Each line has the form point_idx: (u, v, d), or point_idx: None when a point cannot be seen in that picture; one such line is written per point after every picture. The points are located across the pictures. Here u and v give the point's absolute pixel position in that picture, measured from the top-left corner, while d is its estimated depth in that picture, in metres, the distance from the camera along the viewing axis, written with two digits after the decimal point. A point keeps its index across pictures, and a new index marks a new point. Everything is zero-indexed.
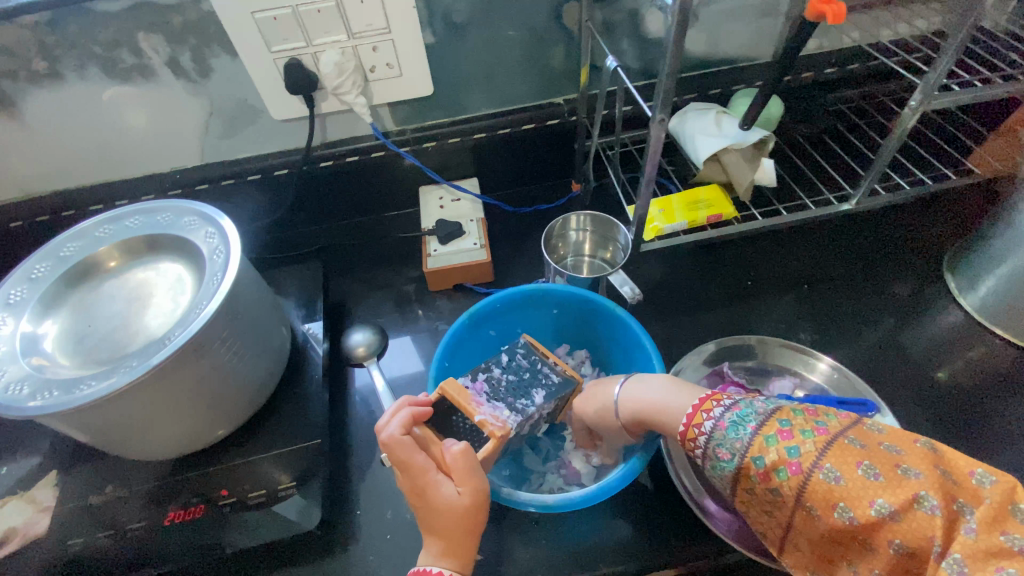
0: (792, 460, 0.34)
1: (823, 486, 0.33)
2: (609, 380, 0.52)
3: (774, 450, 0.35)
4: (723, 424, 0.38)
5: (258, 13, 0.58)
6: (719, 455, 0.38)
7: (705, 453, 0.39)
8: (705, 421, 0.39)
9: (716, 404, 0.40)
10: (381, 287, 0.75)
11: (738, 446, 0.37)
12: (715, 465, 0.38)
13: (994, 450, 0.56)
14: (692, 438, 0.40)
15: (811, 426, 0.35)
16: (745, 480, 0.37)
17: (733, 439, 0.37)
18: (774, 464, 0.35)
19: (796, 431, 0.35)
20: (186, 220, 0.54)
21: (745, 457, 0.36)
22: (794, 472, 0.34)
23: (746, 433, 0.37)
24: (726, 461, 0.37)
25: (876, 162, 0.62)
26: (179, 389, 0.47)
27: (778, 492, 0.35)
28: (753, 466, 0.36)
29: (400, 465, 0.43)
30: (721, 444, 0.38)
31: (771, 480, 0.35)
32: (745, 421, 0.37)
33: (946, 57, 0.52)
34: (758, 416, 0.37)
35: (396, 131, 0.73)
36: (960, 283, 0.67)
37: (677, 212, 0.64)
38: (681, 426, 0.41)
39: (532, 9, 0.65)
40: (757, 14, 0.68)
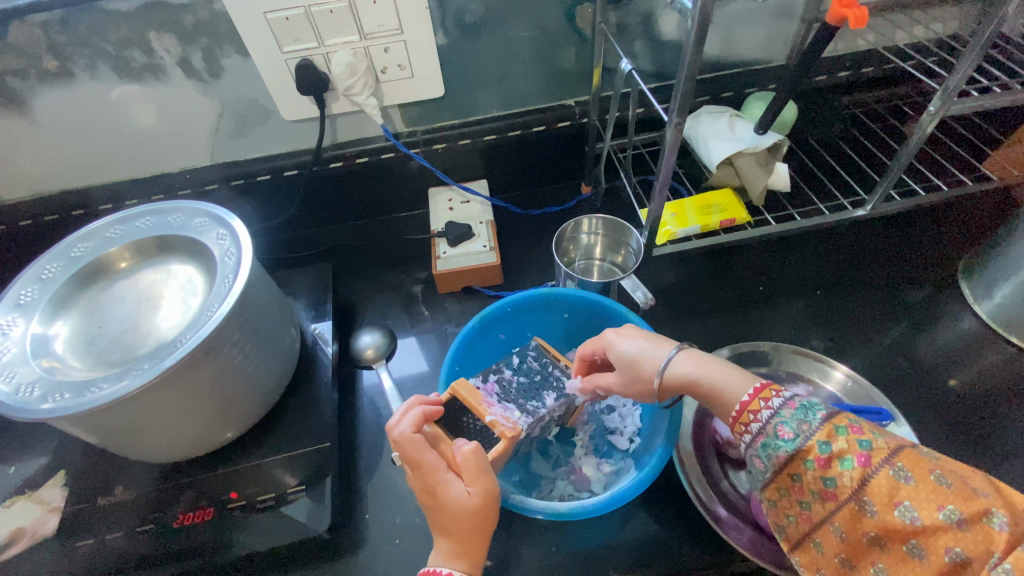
0: (862, 452, 0.35)
1: (889, 481, 0.33)
2: (650, 339, 0.47)
3: (843, 440, 0.35)
4: (794, 405, 0.38)
5: (270, 13, 0.57)
6: (780, 433, 0.37)
7: (761, 433, 0.38)
8: (773, 398, 0.39)
9: (776, 393, 0.39)
10: (390, 288, 0.75)
11: (805, 427, 0.36)
12: (770, 444, 0.37)
13: (1010, 461, 0.55)
14: (751, 412, 0.39)
15: (879, 430, 0.36)
16: (796, 464, 0.36)
17: (801, 420, 0.37)
18: (840, 452, 0.35)
19: (866, 429, 0.36)
20: (197, 221, 0.53)
21: (811, 440, 0.36)
22: (861, 463, 0.34)
23: (816, 419, 0.37)
24: (785, 440, 0.37)
25: (891, 169, 0.61)
26: (189, 392, 0.47)
27: (834, 480, 0.35)
28: (815, 450, 0.36)
29: (410, 463, 0.42)
30: (786, 423, 0.37)
31: (830, 468, 0.35)
32: (815, 409, 0.37)
33: (967, 62, 0.51)
34: (827, 408, 0.37)
35: (406, 133, 0.73)
36: (975, 290, 0.66)
37: (690, 216, 0.64)
38: (738, 405, 0.40)
39: (544, 10, 0.64)
40: (772, 16, 0.68)
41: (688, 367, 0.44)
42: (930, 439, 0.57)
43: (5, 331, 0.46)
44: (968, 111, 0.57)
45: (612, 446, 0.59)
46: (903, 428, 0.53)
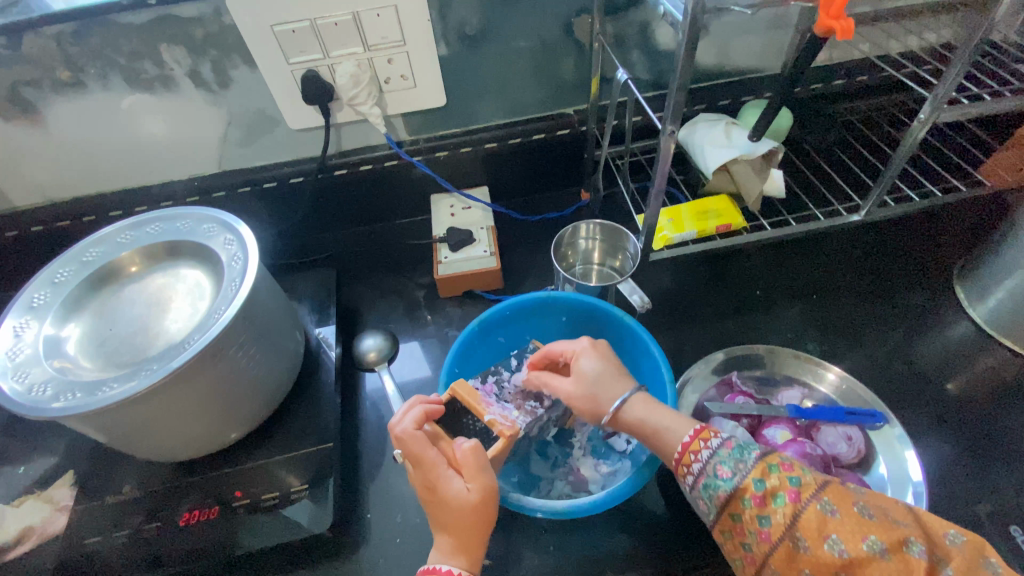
0: (792, 488, 0.36)
1: (817, 516, 0.35)
2: (613, 373, 0.48)
3: (775, 477, 0.37)
4: (730, 444, 0.40)
5: (277, 26, 0.59)
6: (718, 472, 0.39)
7: (702, 472, 0.40)
8: (712, 439, 0.41)
9: (714, 435, 0.41)
10: (392, 293, 0.76)
11: (741, 466, 0.38)
12: (711, 483, 0.39)
13: (1003, 463, 0.56)
14: (692, 452, 0.41)
15: (807, 467, 0.38)
16: (735, 504, 0.38)
17: (737, 459, 0.39)
18: (773, 489, 0.37)
19: (796, 466, 0.38)
20: (205, 226, 0.55)
21: (746, 478, 0.38)
22: (792, 500, 0.36)
23: (750, 457, 0.39)
24: (724, 479, 0.38)
25: (885, 174, 0.62)
26: (197, 392, 0.48)
27: (768, 519, 0.36)
28: (751, 488, 0.37)
29: (412, 459, 0.43)
30: (724, 462, 0.39)
31: (765, 506, 0.36)
32: (750, 449, 0.39)
33: (956, 70, 0.53)
34: (759, 448, 0.39)
35: (409, 141, 0.74)
36: (970, 295, 0.67)
37: (686, 221, 0.65)
38: (680, 446, 0.42)
39: (543, 22, 0.66)
40: (766, 27, 0.69)
41: (636, 410, 0.46)
42: (925, 442, 0.58)
43: (19, 333, 0.48)
44: (959, 118, 0.58)
45: (610, 447, 0.59)
46: (897, 430, 0.54)
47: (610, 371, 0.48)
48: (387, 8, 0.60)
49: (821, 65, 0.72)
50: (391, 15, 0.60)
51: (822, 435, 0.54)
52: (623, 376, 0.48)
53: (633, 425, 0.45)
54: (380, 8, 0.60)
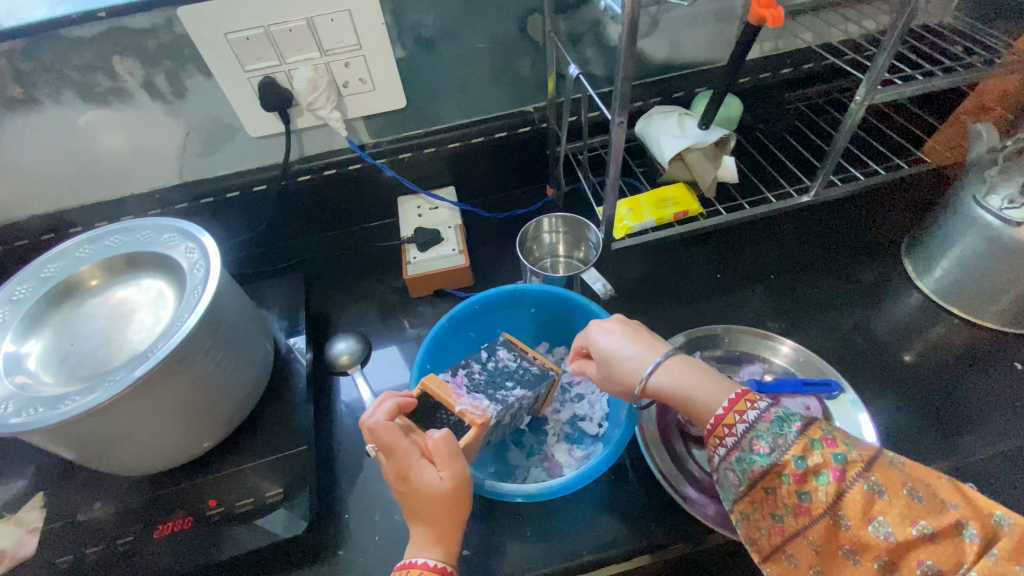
0: (836, 466, 0.37)
1: (863, 496, 0.36)
2: (641, 343, 0.49)
3: (818, 454, 0.37)
4: (769, 417, 0.39)
5: (230, 34, 0.60)
6: (756, 447, 0.39)
7: (737, 446, 0.40)
8: (748, 411, 0.40)
9: (750, 407, 0.41)
10: (364, 296, 0.77)
11: (781, 441, 0.38)
12: (745, 458, 0.39)
13: (955, 424, 0.59)
14: (727, 425, 0.41)
15: (852, 441, 0.38)
16: (771, 478, 0.38)
17: (777, 433, 0.38)
18: (816, 466, 0.37)
19: (839, 441, 0.38)
20: (166, 236, 0.55)
21: (786, 455, 0.38)
22: (836, 479, 0.37)
23: (791, 432, 0.38)
24: (761, 454, 0.38)
25: (830, 153, 0.64)
26: (164, 401, 0.48)
27: (809, 495, 0.37)
28: (791, 465, 0.38)
29: (384, 449, 0.44)
30: (762, 437, 0.39)
31: (805, 483, 0.37)
32: (790, 421, 0.39)
33: (885, 53, 0.55)
34: (802, 418, 0.39)
35: (371, 144, 0.75)
36: (916, 266, 0.71)
37: (645, 210, 0.67)
38: (719, 411, 0.42)
39: (497, 22, 0.67)
40: (713, 19, 0.72)
41: (663, 377, 0.46)
42: (881, 410, 0.61)
43: None
44: (893, 99, 0.61)
45: (583, 432, 0.60)
46: (850, 396, 0.56)
47: (637, 343, 0.49)
48: (341, 13, 0.61)
49: (768, 54, 0.74)
50: (346, 20, 0.61)
51: (784, 408, 0.56)
52: (650, 345, 0.49)
53: (662, 391, 0.46)
54: (334, 13, 0.60)
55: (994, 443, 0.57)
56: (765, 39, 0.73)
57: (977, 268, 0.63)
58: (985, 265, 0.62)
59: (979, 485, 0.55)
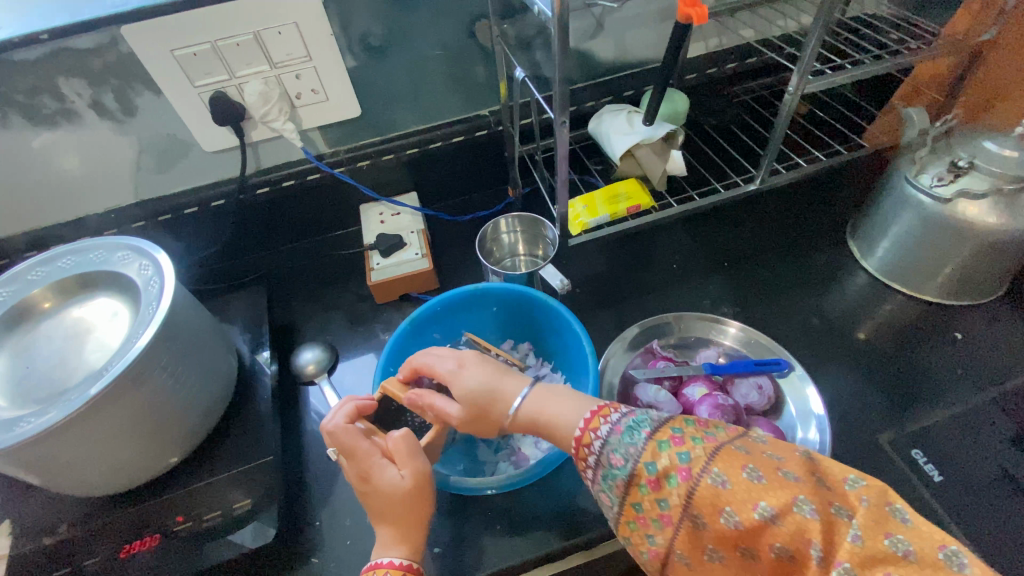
0: (681, 466, 0.35)
1: (710, 491, 0.34)
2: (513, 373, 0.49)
3: (665, 456, 0.36)
4: (618, 430, 0.39)
5: (177, 51, 0.60)
6: (612, 462, 0.38)
7: (599, 465, 0.39)
8: (601, 427, 0.41)
9: (613, 412, 0.41)
10: (331, 305, 0.77)
11: (632, 450, 0.38)
12: (609, 475, 0.38)
13: (903, 395, 0.62)
14: (586, 445, 0.41)
15: (701, 435, 0.37)
16: (633, 491, 0.37)
17: (628, 444, 0.38)
18: (665, 469, 0.36)
19: (686, 438, 0.37)
20: (119, 254, 0.55)
21: (638, 463, 0.37)
22: (683, 479, 0.35)
23: (639, 438, 0.38)
24: (619, 468, 0.38)
25: (771, 142, 0.67)
26: (123, 418, 0.48)
27: (665, 502, 0.36)
28: (644, 472, 0.37)
29: (345, 452, 0.44)
30: (616, 450, 0.38)
31: (661, 490, 0.36)
32: (640, 427, 0.39)
33: (812, 44, 0.58)
34: (651, 422, 0.38)
35: (329, 153, 0.75)
36: (861, 248, 0.74)
37: (599, 206, 0.68)
38: (578, 430, 0.42)
39: (446, 28, 0.69)
40: (656, 19, 0.74)
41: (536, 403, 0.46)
42: (832, 385, 0.64)
43: None
44: (825, 88, 0.64)
45: None
46: (798, 370, 0.59)
47: (494, 381, 0.48)
48: (288, 26, 0.61)
49: (712, 50, 0.77)
50: (293, 33, 0.62)
51: (737, 387, 0.58)
52: (510, 376, 0.48)
53: (532, 419, 0.46)
54: (281, 26, 0.61)
55: (938, 410, 0.61)
56: (707, 36, 0.76)
57: (915, 246, 0.66)
58: (922, 243, 0.65)
59: (925, 451, 0.58)
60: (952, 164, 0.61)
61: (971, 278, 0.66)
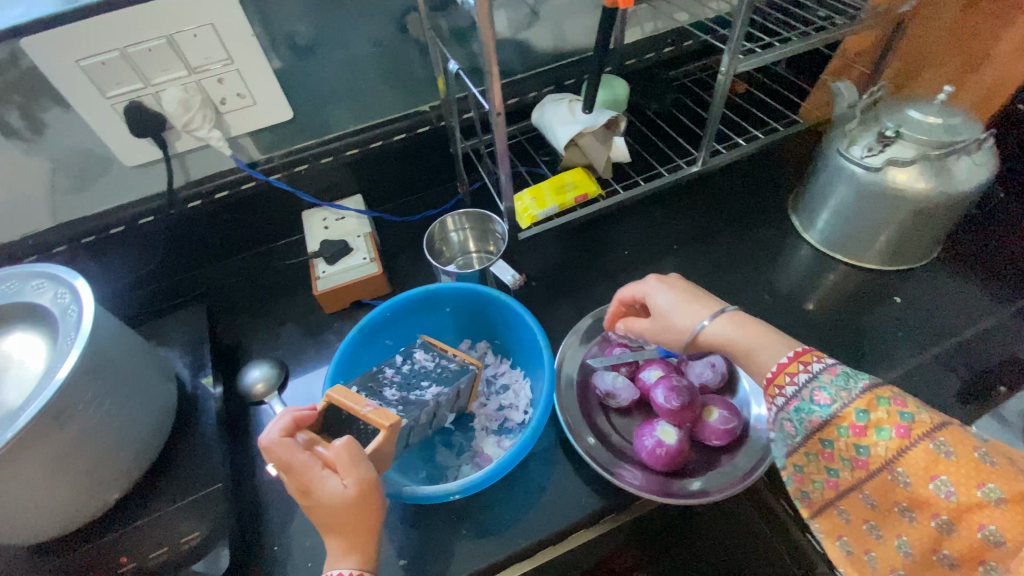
0: (902, 423, 0.36)
1: (928, 456, 0.34)
2: (702, 300, 0.52)
3: (882, 410, 0.37)
4: (835, 370, 0.39)
5: (83, 61, 0.56)
6: (818, 398, 0.39)
7: (795, 398, 0.40)
8: (811, 365, 0.41)
9: (815, 360, 0.41)
10: (279, 319, 0.74)
11: (844, 394, 0.38)
12: (804, 408, 0.39)
13: (850, 362, 0.64)
14: (787, 377, 0.41)
15: (916, 403, 0.37)
16: (827, 430, 0.38)
17: (840, 386, 0.38)
18: (877, 422, 0.36)
19: (907, 402, 0.37)
20: (34, 284, 0.51)
21: (848, 407, 0.37)
22: (899, 434, 0.36)
23: (856, 386, 0.38)
24: (821, 406, 0.38)
25: (709, 122, 0.67)
26: (48, 460, 0.45)
27: (866, 449, 0.36)
28: (851, 418, 0.37)
29: (281, 467, 0.42)
30: (824, 389, 0.39)
31: (865, 436, 0.36)
32: (856, 377, 0.39)
33: (739, 22, 0.58)
34: (871, 379, 0.38)
35: (263, 160, 0.72)
36: (803, 222, 0.76)
37: (548, 198, 0.67)
38: (771, 371, 0.43)
39: (375, 23, 0.66)
40: (590, 6, 0.74)
41: (719, 331, 0.49)
42: None
43: None
44: (756, 67, 0.64)
45: (509, 420, 0.61)
46: None
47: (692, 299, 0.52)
48: (203, 28, 0.58)
49: (649, 35, 0.78)
50: (210, 34, 0.59)
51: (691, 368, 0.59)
52: (700, 301, 0.52)
53: (716, 343, 0.49)
54: (195, 28, 0.58)
55: (884, 374, 0.63)
56: (643, 20, 0.76)
57: (853, 215, 0.68)
58: (859, 211, 0.67)
59: None
60: (880, 133, 0.63)
61: (905, 243, 0.69)
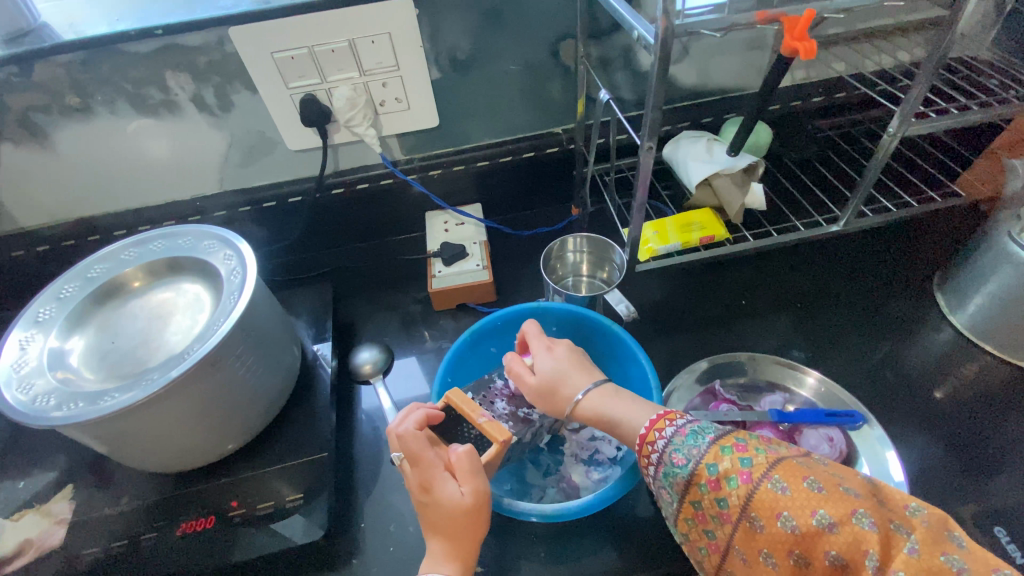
0: (744, 469, 0.36)
1: (769, 495, 0.35)
2: (581, 368, 0.50)
3: (727, 459, 0.37)
4: (683, 432, 0.40)
5: (277, 54, 0.63)
6: (674, 461, 0.39)
7: (660, 462, 0.40)
8: (666, 428, 0.42)
9: (668, 424, 0.42)
10: (389, 307, 0.78)
11: (695, 451, 0.39)
12: (669, 472, 0.39)
13: (988, 468, 0.57)
14: (650, 443, 0.42)
15: (763, 445, 0.38)
16: (693, 490, 0.38)
17: (690, 446, 0.39)
18: (726, 472, 0.37)
19: (750, 446, 0.38)
20: (206, 243, 0.57)
21: (700, 464, 0.38)
22: (743, 481, 0.36)
23: (704, 442, 0.39)
24: (680, 467, 0.39)
25: (862, 183, 0.64)
26: (196, 402, 0.50)
27: (725, 501, 0.37)
28: (705, 473, 0.38)
29: (410, 458, 0.44)
30: (678, 450, 0.40)
31: (720, 489, 0.37)
32: (703, 433, 0.40)
33: (922, 83, 0.55)
34: (716, 430, 0.40)
35: (403, 160, 0.77)
36: (949, 302, 0.69)
37: (671, 233, 0.67)
38: (641, 431, 0.43)
39: (531, 45, 0.69)
40: (744, 48, 0.73)
41: (594, 403, 0.47)
42: (907, 444, 0.59)
43: (23, 346, 0.50)
44: (926, 132, 0.61)
45: (600, 453, 0.60)
46: (876, 429, 0.55)
47: (572, 366, 0.50)
48: (381, 36, 0.63)
49: (799, 83, 0.75)
50: (386, 42, 0.64)
51: (804, 437, 0.56)
52: (582, 369, 0.50)
53: (592, 414, 0.47)
54: (375, 35, 0.63)
55: None
56: (797, 67, 0.73)
57: (1009, 305, 0.61)
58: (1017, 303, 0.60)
59: (1011, 533, 0.53)
60: None
61: None
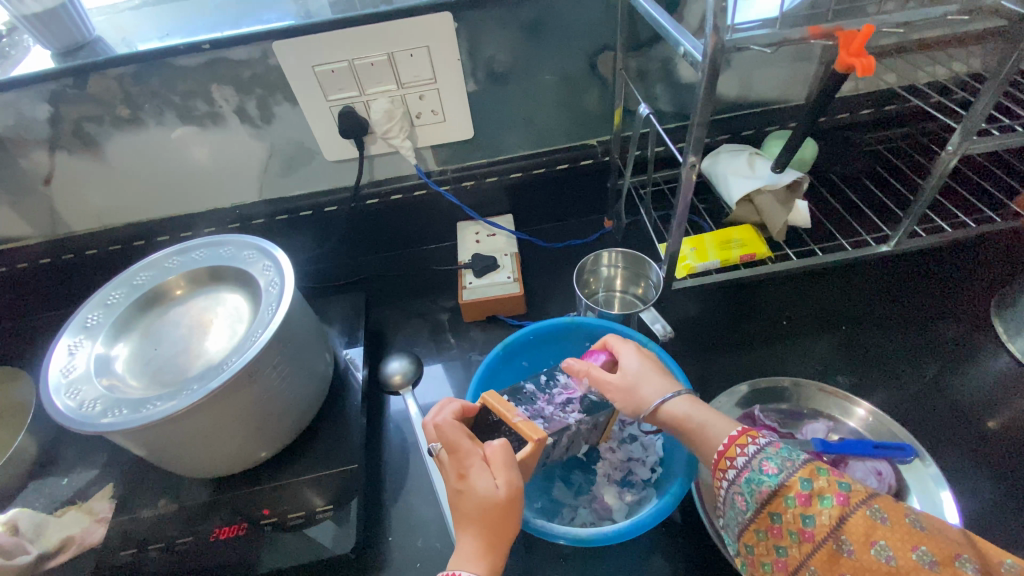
0: (841, 492, 0.36)
1: (866, 521, 0.35)
2: (664, 374, 0.51)
3: (823, 480, 0.37)
4: (779, 444, 0.41)
5: (318, 67, 0.63)
6: (765, 468, 0.39)
7: (747, 467, 0.40)
8: (761, 437, 0.42)
9: (761, 437, 0.42)
10: (419, 316, 0.78)
11: (789, 464, 0.39)
12: (755, 479, 0.39)
13: None
14: (740, 447, 0.42)
15: (858, 478, 0.38)
16: (777, 501, 0.38)
17: (785, 457, 0.39)
18: (820, 490, 0.37)
19: (846, 475, 0.38)
20: (246, 253, 0.58)
21: (792, 477, 0.38)
22: (839, 502, 0.36)
23: (800, 459, 0.39)
24: (770, 475, 0.39)
25: (915, 203, 0.61)
26: (234, 410, 0.51)
27: (812, 519, 0.36)
28: (797, 487, 0.38)
29: (448, 445, 0.45)
30: (772, 459, 0.40)
31: (810, 506, 0.37)
32: (799, 452, 0.40)
33: (986, 99, 0.53)
34: (810, 455, 0.40)
35: (437, 171, 0.77)
36: (1008, 327, 0.65)
37: (709, 251, 0.66)
38: (721, 444, 0.43)
39: (568, 56, 0.68)
40: (789, 60, 0.70)
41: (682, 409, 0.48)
42: (959, 480, 0.56)
43: (72, 351, 0.51)
44: (988, 150, 0.57)
45: (633, 474, 0.58)
46: (930, 467, 0.52)
47: (654, 371, 0.52)
48: (420, 49, 0.64)
49: (847, 95, 0.72)
50: (424, 55, 0.64)
51: (850, 470, 0.53)
52: (667, 375, 0.51)
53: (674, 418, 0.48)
54: (414, 49, 0.63)
55: None
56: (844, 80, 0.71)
57: None
58: None
59: None
60: None
61: None
